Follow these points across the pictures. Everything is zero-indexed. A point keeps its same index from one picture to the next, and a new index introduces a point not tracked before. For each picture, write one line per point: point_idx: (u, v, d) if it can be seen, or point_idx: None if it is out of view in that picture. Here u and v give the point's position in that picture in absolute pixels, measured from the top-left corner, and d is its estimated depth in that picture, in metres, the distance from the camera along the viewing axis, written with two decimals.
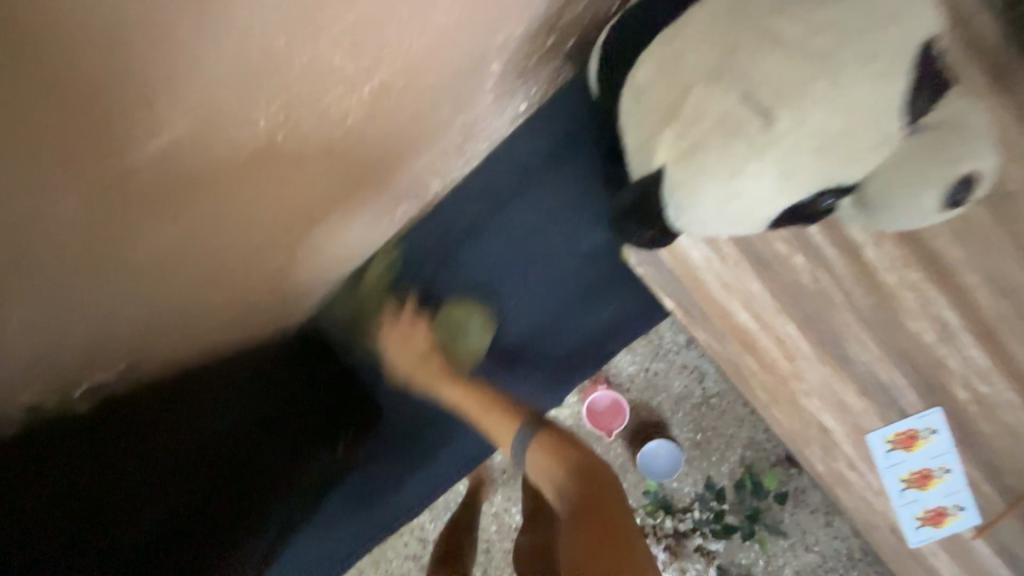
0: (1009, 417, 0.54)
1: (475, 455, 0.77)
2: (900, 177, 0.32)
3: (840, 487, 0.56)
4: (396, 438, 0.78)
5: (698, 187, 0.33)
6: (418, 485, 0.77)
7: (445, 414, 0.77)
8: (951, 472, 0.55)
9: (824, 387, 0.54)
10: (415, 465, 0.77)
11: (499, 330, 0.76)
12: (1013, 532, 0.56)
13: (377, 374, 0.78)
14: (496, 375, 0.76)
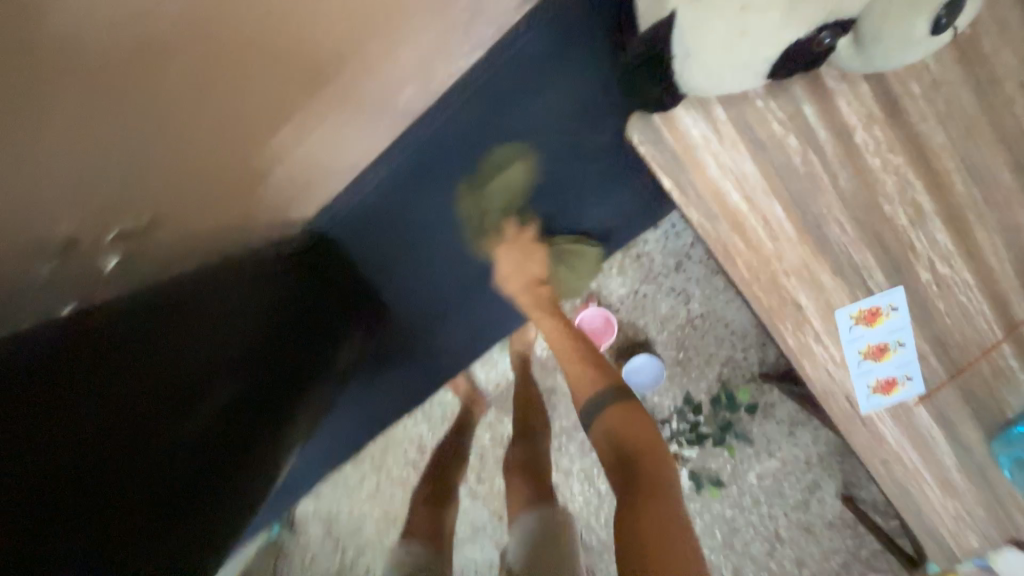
0: (961, 296, 0.60)
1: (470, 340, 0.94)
2: (888, 15, 0.42)
3: (807, 358, 0.62)
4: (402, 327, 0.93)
5: (709, 28, 0.45)
6: (422, 366, 0.95)
7: (446, 309, 0.91)
8: (904, 347, 0.62)
9: (802, 266, 0.58)
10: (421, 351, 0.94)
11: (492, 236, 0.86)
12: (951, 400, 0.64)
13: (382, 272, 0.89)
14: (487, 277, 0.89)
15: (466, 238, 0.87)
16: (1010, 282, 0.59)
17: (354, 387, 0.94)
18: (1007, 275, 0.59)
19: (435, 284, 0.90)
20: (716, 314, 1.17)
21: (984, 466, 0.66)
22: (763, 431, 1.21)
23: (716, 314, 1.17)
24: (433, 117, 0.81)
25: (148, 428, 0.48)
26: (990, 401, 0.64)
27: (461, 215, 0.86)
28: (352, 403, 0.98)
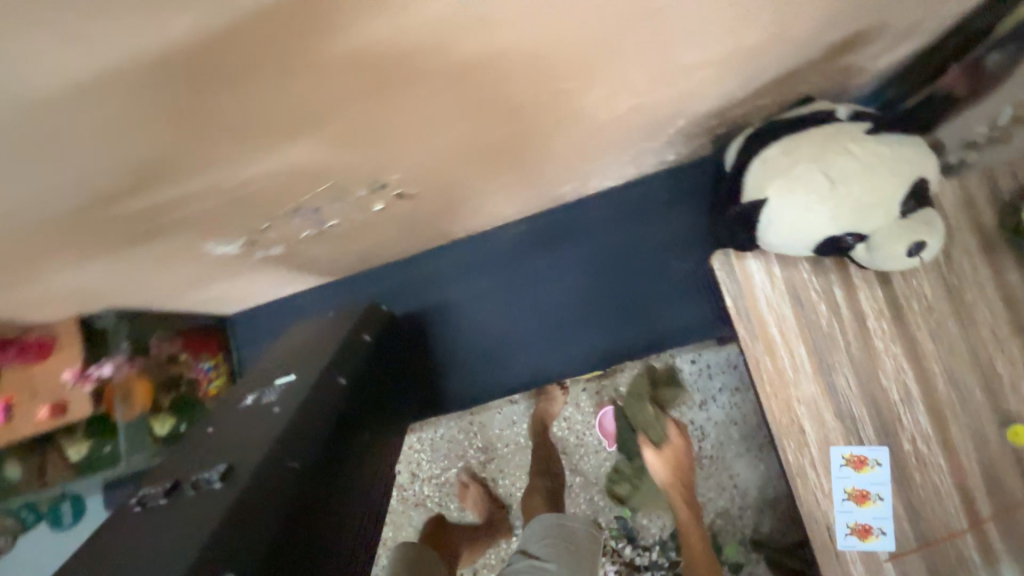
0: (935, 476, 0.74)
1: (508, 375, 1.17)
2: (890, 236, 0.65)
3: (800, 477, 0.76)
4: (462, 344, 1.18)
5: (784, 209, 0.67)
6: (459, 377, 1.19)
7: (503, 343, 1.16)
8: (883, 502, 0.75)
9: (813, 400, 0.77)
10: (462, 364, 1.19)
11: (562, 306, 1.14)
12: (917, 569, 0.74)
13: (472, 297, 1.18)
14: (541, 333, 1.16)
15: (509, 310, 1.16)
16: (976, 479, 0.74)
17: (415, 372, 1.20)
18: (973, 473, 0.74)
19: (505, 322, 1.17)
20: None
21: None
22: None
23: None
24: (572, 208, 1.10)
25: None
26: None
27: (508, 293, 1.16)
28: None
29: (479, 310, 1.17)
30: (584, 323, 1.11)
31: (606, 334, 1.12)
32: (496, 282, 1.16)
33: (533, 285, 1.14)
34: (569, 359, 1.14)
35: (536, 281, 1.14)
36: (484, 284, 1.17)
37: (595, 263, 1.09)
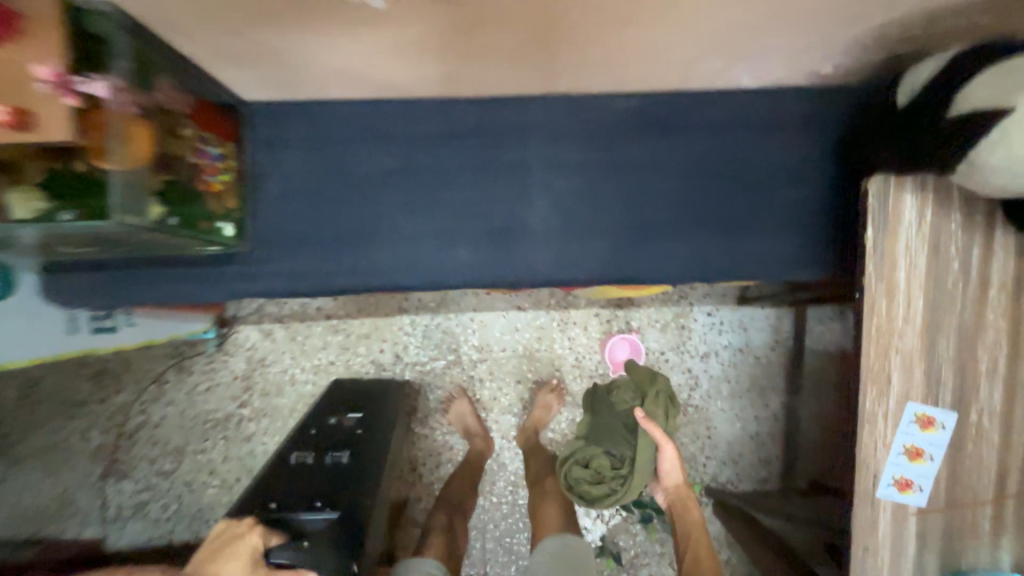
0: (983, 448, 0.77)
1: (564, 267, 0.99)
2: None
3: (867, 424, 0.76)
4: (521, 219, 0.99)
5: None
6: (507, 258, 0.99)
7: (568, 230, 0.99)
8: (933, 462, 0.76)
9: (909, 353, 0.74)
10: (512, 242, 0.99)
11: (650, 205, 0.98)
12: (934, 524, 0.78)
13: (548, 168, 0.98)
14: (619, 229, 0.98)
15: (567, 191, 0.98)
16: (1017, 459, 0.77)
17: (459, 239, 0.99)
18: (1017, 453, 0.77)
19: (580, 205, 0.98)
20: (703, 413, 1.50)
21: None
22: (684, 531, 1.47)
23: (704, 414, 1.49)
24: (693, 100, 0.96)
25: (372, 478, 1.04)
26: (956, 543, 0.78)
27: (577, 172, 0.98)
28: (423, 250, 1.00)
29: (534, 186, 0.98)
30: (645, 230, 0.98)
31: (660, 247, 0.98)
32: (569, 158, 0.97)
33: (607, 171, 0.98)
34: (613, 260, 0.99)
35: (611, 166, 0.97)
36: (557, 151, 0.97)
37: (682, 173, 0.98)
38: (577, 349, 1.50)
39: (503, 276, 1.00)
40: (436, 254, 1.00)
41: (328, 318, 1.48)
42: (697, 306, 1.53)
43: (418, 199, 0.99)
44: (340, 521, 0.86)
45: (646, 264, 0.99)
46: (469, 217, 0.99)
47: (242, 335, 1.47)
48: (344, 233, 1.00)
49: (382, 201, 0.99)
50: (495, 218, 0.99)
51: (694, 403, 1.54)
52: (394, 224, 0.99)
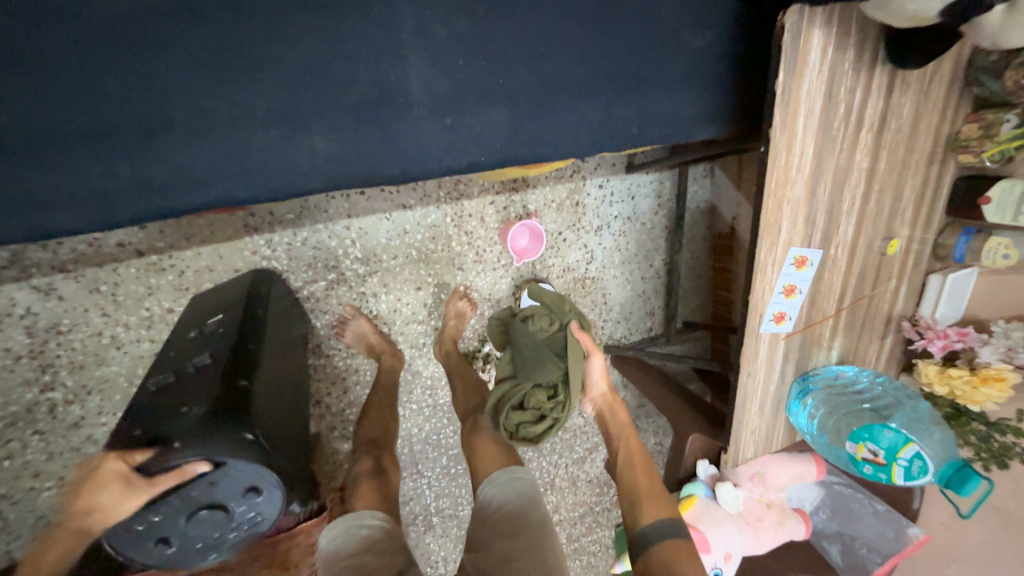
0: (834, 276, 0.90)
1: (463, 148, 0.78)
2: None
3: (759, 273, 0.82)
4: (397, 82, 0.71)
5: None
6: (383, 140, 0.73)
7: (462, 95, 0.76)
8: (801, 294, 0.88)
9: (796, 202, 0.78)
10: (386, 116, 0.72)
11: (556, 57, 0.80)
12: (795, 343, 0.94)
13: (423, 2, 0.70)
14: (524, 91, 0.79)
15: (450, 42, 0.73)
16: (853, 279, 0.93)
17: (310, 116, 0.69)
18: (854, 274, 0.92)
19: (474, 58, 0.75)
20: (600, 280, 1.61)
21: (782, 396, 0.98)
22: None
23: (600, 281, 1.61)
24: None
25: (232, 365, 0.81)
26: (806, 353, 0.96)
27: (461, 12, 0.73)
28: (255, 142, 0.67)
29: (403, 34, 0.70)
30: (547, 94, 0.81)
31: (566, 115, 0.83)
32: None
33: (497, 11, 0.75)
34: (515, 135, 0.81)
35: (503, 5, 0.75)
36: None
37: (585, 16, 0.80)
38: (476, 243, 1.38)
39: (384, 170, 0.75)
40: (277, 144, 0.68)
41: (142, 255, 1.09)
42: (590, 179, 1.48)
43: (224, 52, 0.63)
44: (212, 407, 0.69)
45: (552, 137, 0.84)
46: (320, 78, 0.68)
47: (2, 301, 1.01)
48: (104, 132, 0.62)
49: (158, 56, 0.61)
50: (357, 83, 0.70)
51: (592, 275, 1.60)
52: (196, 98, 0.64)
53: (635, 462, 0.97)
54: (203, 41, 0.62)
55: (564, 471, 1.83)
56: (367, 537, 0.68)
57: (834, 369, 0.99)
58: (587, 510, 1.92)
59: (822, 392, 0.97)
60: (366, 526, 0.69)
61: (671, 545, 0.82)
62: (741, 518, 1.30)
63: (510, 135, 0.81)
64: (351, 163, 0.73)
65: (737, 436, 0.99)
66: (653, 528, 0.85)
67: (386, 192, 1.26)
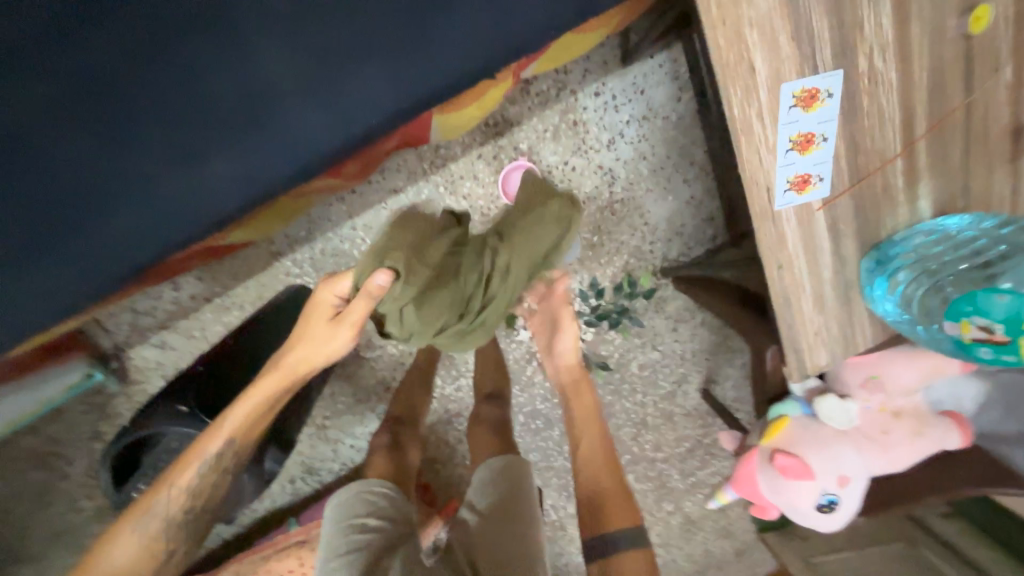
0: (884, 97, 0.63)
1: (353, 109, 0.72)
2: None
3: (744, 135, 0.61)
4: (255, 69, 0.68)
5: None
6: (266, 134, 0.71)
7: (326, 52, 0.69)
8: (826, 143, 0.64)
9: (767, 19, 0.56)
10: (258, 110, 0.70)
11: None
12: (844, 210, 0.69)
13: None
14: (389, 19, 0.69)
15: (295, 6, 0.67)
16: (922, 93, 0.64)
17: (194, 134, 0.69)
18: (921, 84, 0.63)
19: (325, 10, 0.68)
20: (633, 200, 1.41)
21: (848, 282, 0.74)
22: (653, 319, 1.57)
23: (633, 200, 1.41)
24: None
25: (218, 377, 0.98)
26: (872, 218, 0.70)
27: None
28: (164, 184, 0.70)
29: (250, 25, 0.67)
30: (426, 17, 0.70)
31: (454, 31, 0.71)
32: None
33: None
34: (400, 80, 0.71)
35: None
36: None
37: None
38: (477, 204, 1.33)
39: (285, 163, 0.73)
40: (177, 176, 0.70)
41: (210, 300, 1.30)
42: (581, 91, 1.29)
43: (100, 110, 0.67)
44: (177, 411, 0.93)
45: (442, 60, 0.72)
46: (189, 95, 0.68)
47: (138, 359, 1.31)
48: (50, 217, 0.69)
49: (55, 138, 0.67)
50: (220, 86, 0.68)
51: (619, 198, 1.41)
52: (99, 163, 0.68)
53: (596, 461, 0.92)
54: (80, 110, 0.66)
55: (654, 409, 1.72)
56: (370, 500, 0.79)
57: (943, 228, 0.71)
58: (693, 443, 1.79)
59: (921, 264, 0.71)
60: (370, 490, 0.80)
61: (636, 561, 0.81)
62: (856, 435, 1.05)
63: (392, 75, 0.71)
64: (254, 169, 0.72)
65: (796, 345, 0.78)
66: (619, 536, 0.82)
67: (374, 183, 1.28)
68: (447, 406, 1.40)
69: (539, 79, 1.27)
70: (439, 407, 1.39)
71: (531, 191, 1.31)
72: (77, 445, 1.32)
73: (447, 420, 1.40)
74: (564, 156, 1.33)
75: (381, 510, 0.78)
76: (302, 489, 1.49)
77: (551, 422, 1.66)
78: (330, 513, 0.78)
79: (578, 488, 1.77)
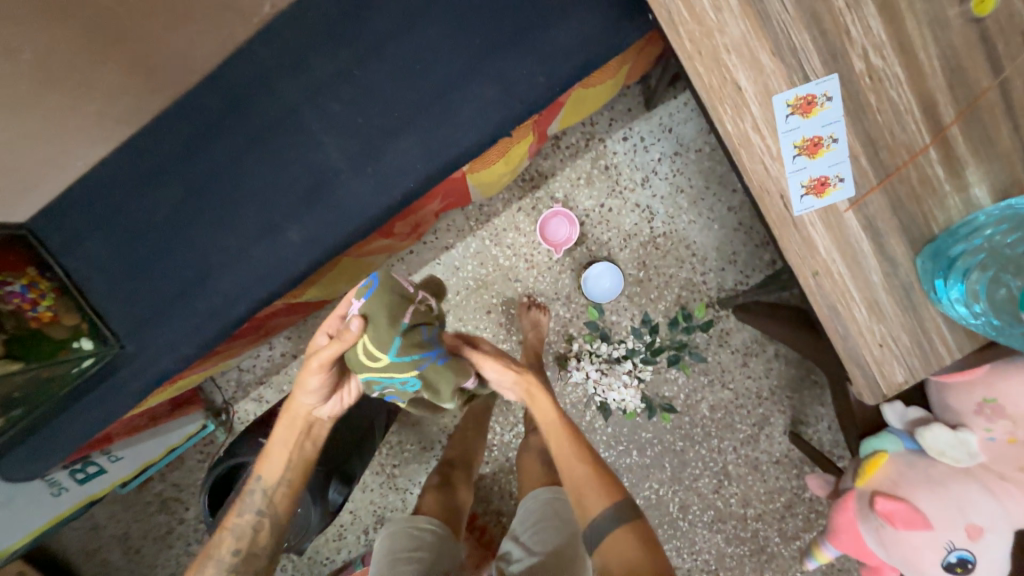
0: (893, 92, 0.62)
1: (398, 176, 0.88)
2: None
3: (744, 148, 0.63)
4: (326, 156, 0.90)
5: None
6: (332, 205, 0.89)
7: (377, 137, 0.89)
8: (837, 143, 0.63)
9: (743, 45, 0.60)
10: (327, 188, 0.89)
11: (441, 62, 0.88)
12: (879, 208, 0.65)
13: (326, 91, 0.90)
14: (422, 107, 0.88)
15: (353, 110, 0.89)
16: (938, 80, 0.62)
17: (284, 210, 0.90)
18: (935, 73, 0.62)
19: (378, 110, 0.89)
20: (676, 232, 1.41)
21: (907, 284, 0.68)
22: (718, 354, 1.47)
23: (676, 232, 1.41)
24: None
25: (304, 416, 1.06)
26: (917, 213, 0.66)
27: (357, 85, 0.89)
28: (261, 254, 0.90)
29: (321, 129, 0.90)
30: (449, 102, 0.88)
31: (469, 106, 0.87)
32: (346, 78, 0.90)
33: (387, 70, 0.89)
34: (429, 149, 0.88)
35: (385, 61, 0.89)
36: (332, 79, 0.90)
37: (454, 29, 0.88)
38: (520, 253, 1.43)
39: (343, 224, 0.89)
40: (268, 245, 0.90)
41: (296, 356, 1.50)
42: (609, 138, 1.37)
43: (221, 204, 0.91)
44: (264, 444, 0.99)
45: (462, 128, 0.87)
46: (280, 184, 0.90)
47: (242, 412, 1.52)
48: (183, 286, 0.92)
49: (191, 227, 0.91)
50: (300, 176, 0.90)
51: (661, 232, 1.41)
52: (217, 242, 0.91)
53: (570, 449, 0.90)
54: (209, 206, 0.91)
55: (736, 456, 1.55)
56: (420, 535, 0.94)
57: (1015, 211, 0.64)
58: (791, 497, 1.57)
59: (996, 253, 0.63)
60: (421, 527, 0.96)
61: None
62: (982, 473, 0.87)
63: (427, 147, 0.88)
64: (323, 233, 0.89)
65: (858, 360, 0.71)
66: (604, 521, 0.79)
67: (428, 243, 1.43)
68: (507, 454, 1.39)
69: (569, 134, 1.38)
70: (500, 455, 1.39)
71: (568, 234, 1.39)
72: (191, 490, 1.52)
73: (508, 469, 1.39)
74: (598, 197, 1.40)
75: (427, 543, 0.93)
76: (375, 541, 1.54)
77: (618, 471, 1.56)
78: (384, 546, 0.93)
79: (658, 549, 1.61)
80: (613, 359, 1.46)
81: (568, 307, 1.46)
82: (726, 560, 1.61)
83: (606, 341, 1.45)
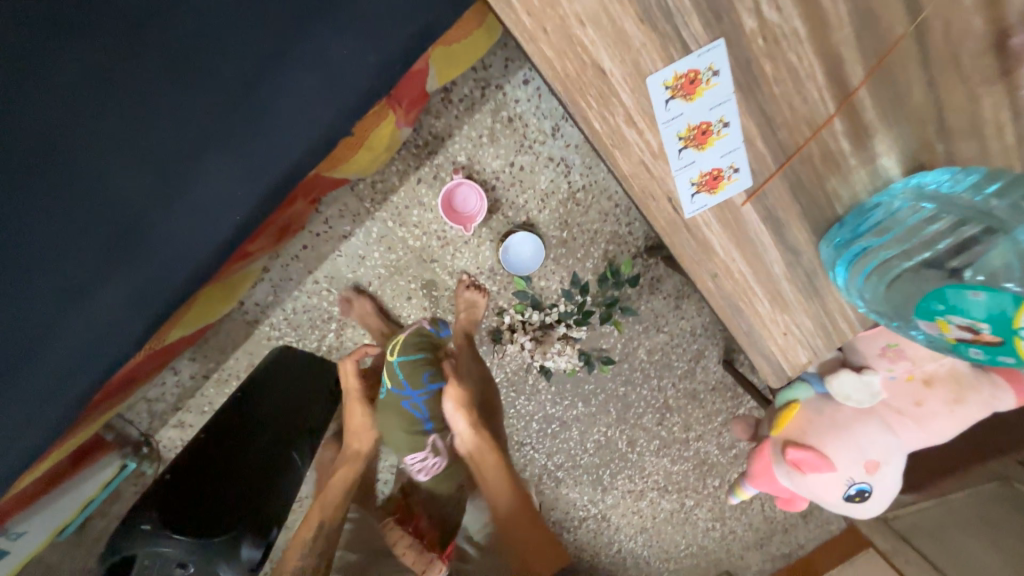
0: (791, 53, 0.49)
1: (230, 198, 0.73)
2: None
3: (618, 147, 0.50)
4: (126, 191, 0.70)
5: None
6: (150, 253, 0.72)
7: (185, 151, 0.70)
8: (729, 127, 0.51)
9: (601, 11, 0.45)
10: (137, 229, 0.71)
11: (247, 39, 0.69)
12: (780, 196, 0.56)
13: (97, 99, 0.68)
14: (235, 101, 0.70)
15: (149, 120, 0.69)
16: (845, 33, 0.49)
17: (84, 267, 0.70)
18: (842, 22, 0.49)
19: (180, 116, 0.70)
20: (597, 184, 1.28)
21: (810, 272, 0.61)
22: (650, 302, 1.45)
23: (596, 184, 1.28)
24: None
25: (200, 478, 0.98)
26: (820, 196, 0.57)
27: (145, 84, 0.68)
28: (72, 327, 0.71)
29: (102, 159, 0.69)
30: (279, 97, 0.71)
31: (310, 106, 0.73)
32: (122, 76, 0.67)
33: (183, 58, 0.68)
34: (263, 159, 0.73)
35: (175, 46, 0.68)
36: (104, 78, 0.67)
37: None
38: (431, 231, 1.28)
39: (174, 270, 0.73)
40: (77, 315, 0.70)
41: (208, 377, 1.36)
42: (507, 84, 1.16)
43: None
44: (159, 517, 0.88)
45: (304, 131, 0.73)
46: (69, 236, 0.69)
47: (166, 440, 1.42)
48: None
49: None
50: (90, 220, 0.69)
51: (580, 186, 1.28)
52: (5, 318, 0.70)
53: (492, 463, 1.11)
54: None
55: (675, 390, 1.62)
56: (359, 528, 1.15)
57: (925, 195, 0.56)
58: (726, 415, 1.69)
59: (905, 256, 0.55)
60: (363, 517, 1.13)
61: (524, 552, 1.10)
62: (881, 410, 0.91)
63: (262, 154, 0.73)
64: (150, 286, 0.73)
65: (763, 351, 0.67)
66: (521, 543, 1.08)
67: (320, 233, 1.25)
68: None
69: (459, 83, 1.16)
70: None
71: (475, 206, 1.21)
72: None
73: None
74: (507, 155, 1.22)
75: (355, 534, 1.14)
76: None
77: (567, 423, 1.61)
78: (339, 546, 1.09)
79: (612, 479, 1.74)
80: (547, 325, 1.40)
81: (492, 281, 1.36)
82: (673, 475, 1.78)
83: (537, 309, 1.37)
